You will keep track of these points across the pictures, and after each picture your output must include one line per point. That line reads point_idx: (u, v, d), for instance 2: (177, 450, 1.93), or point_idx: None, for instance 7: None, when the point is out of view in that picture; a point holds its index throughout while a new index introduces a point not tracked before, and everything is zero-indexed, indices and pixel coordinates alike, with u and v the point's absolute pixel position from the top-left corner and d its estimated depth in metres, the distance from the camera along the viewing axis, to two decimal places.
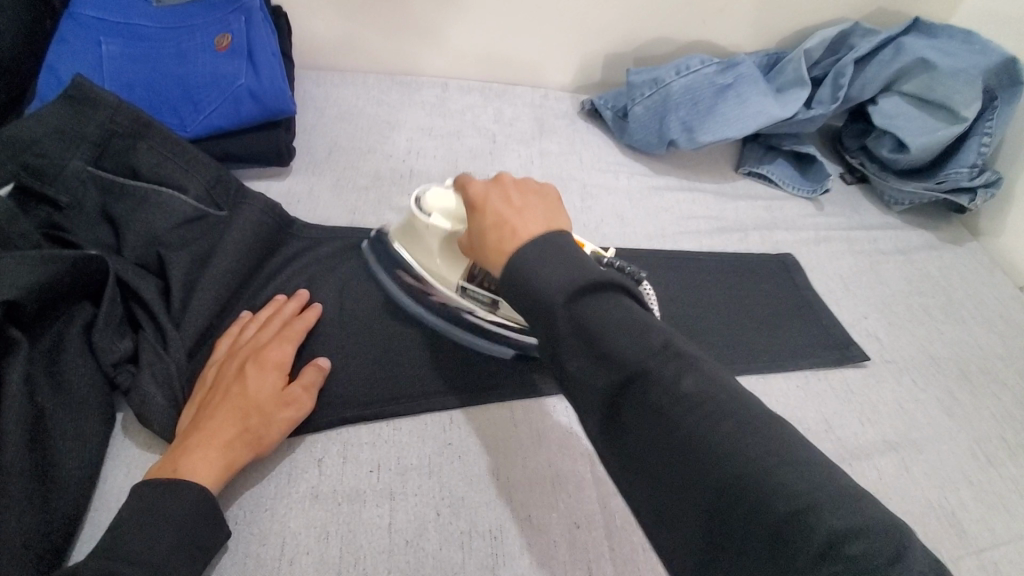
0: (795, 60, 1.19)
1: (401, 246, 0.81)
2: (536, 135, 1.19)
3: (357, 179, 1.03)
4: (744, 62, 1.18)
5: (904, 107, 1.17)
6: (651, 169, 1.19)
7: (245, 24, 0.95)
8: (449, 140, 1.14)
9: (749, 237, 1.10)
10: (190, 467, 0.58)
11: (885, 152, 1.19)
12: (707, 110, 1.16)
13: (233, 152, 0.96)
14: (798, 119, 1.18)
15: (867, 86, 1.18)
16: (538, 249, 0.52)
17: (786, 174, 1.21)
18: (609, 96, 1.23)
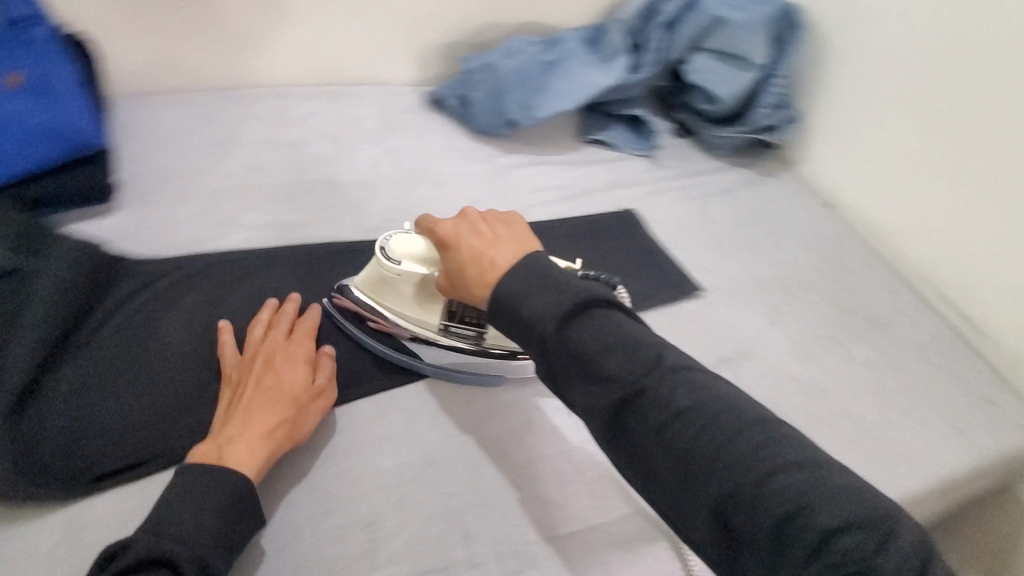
0: (611, 32, 1.29)
1: (372, 298, 0.81)
2: (381, 133, 1.20)
3: (193, 204, 1.00)
4: (568, 40, 1.28)
5: (710, 53, 1.31)
6: (499, 149, 1.24)
7: (35, 58, 0.88)
8: (291, 150, 1.13)
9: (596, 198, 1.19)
10: (237, 454, 0.64)
11: (703, 100, 1.33)
12: (547, 82, 1.22)
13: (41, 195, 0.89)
14: (625, 83, 1.27)
15: (683, 41, 1.30)
16: (518, 278, 0.60)
17: (621, 136, 1.31)
18: (448, 85, 1.28)
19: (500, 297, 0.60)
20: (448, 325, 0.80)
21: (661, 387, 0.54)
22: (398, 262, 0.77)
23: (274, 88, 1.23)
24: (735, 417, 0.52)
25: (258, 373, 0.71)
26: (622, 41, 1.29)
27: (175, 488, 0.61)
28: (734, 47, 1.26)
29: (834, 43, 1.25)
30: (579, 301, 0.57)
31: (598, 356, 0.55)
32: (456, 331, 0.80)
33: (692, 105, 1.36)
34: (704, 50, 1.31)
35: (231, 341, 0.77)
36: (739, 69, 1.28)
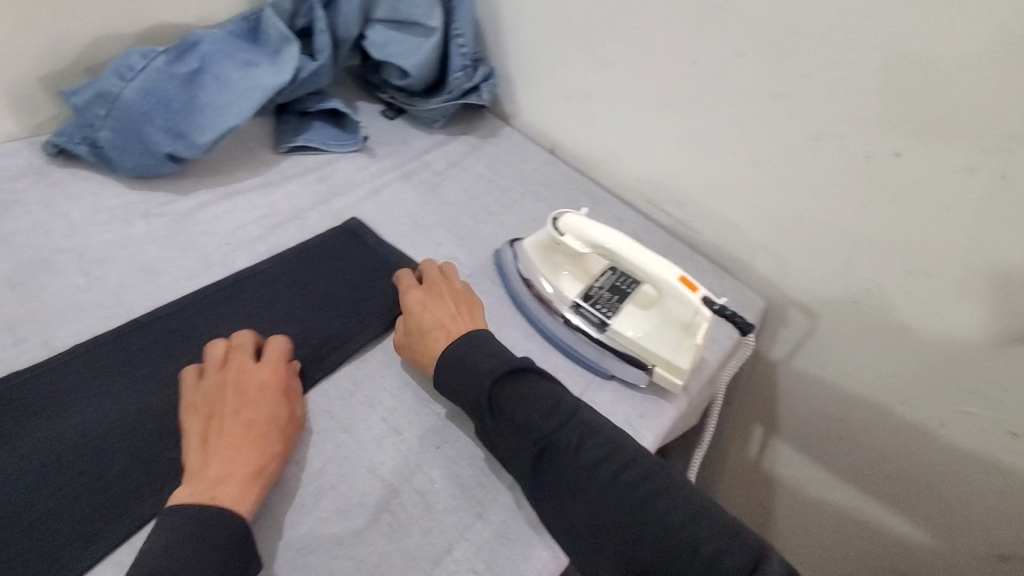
0: (269, 13, 0.80)
1: (538, 259, 0.65)
2: (330, 141, 0.83)
3: (226, 226, 0.70)
4: (203, 38, 0.74)
5: (461, 40, 0.85)
6: (359, 165, 0.83)
7: (138, 86, 0.68)
8: (248, 158, 0.79)
9: (379, 141, 0.87)
10: (230, 488, 0.45)
11: (457, 81, 0.87)
12: (185, 107, 0.71)
13: (72, 216, 0.67)
14: (306, 76, 0.81)
15: (418, 9, 0.82)
16: (516, 391, 0.52)
17: (324, 133, 0.84)
18: (69, 123, 0.71)
19: (469, 375, 0.53)
20: (580, 304, 0.62)
21: (627, 494, 0.47)
22: (563, 233, 0.61)
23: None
24: (716, 515, 0.46)
25: (226, 399, 0.50)
26: (391, 44, 0.85)
27: (154, 549, 0.42)
28: (568, 68, 0.85)
29: (665, 128, 0.79)
30: (522, 368, 0.53)
31: (577, 477, 0.48)
32: (586, 312, 0.61)
33: (448, 77, 0.88)
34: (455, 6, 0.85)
35: (190, 376, 0.52)
36: (548, 41, 0.85)
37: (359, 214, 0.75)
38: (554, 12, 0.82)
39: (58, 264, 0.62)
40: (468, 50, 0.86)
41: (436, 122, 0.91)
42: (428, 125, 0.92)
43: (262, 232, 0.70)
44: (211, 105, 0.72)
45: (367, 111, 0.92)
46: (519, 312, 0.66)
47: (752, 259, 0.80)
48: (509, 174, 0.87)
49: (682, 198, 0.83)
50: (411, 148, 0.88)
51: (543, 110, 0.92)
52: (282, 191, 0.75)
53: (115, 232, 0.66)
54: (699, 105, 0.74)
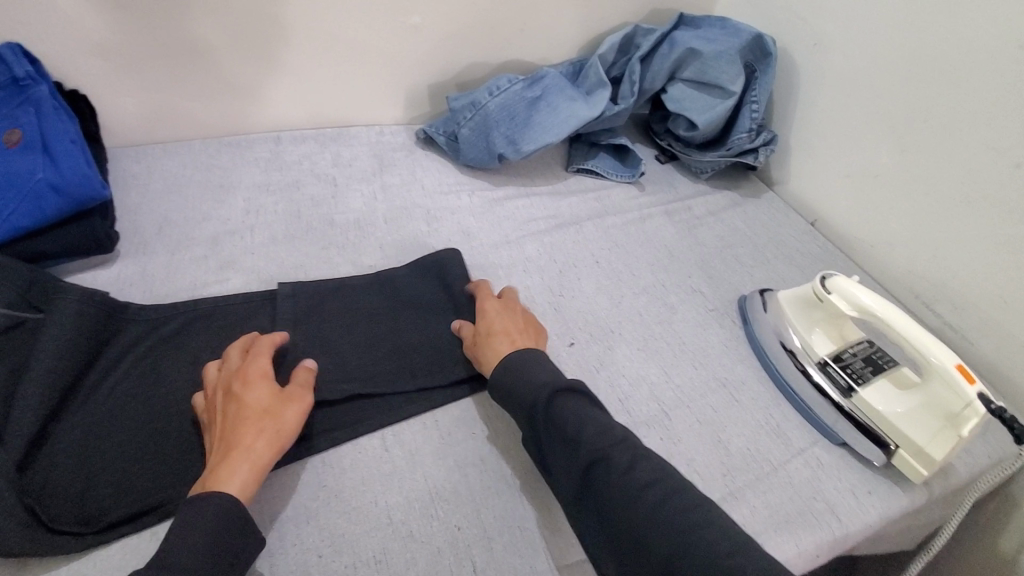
0: (595, 62, 0.98)
1: (791, 310, 0.68)
2: (611, 170, 0.98)
3: (521, 216, 0.87)
4: (548, 74, 0.95)
5: (755, 106, 0.93)
6: (631, 193, 0.95)
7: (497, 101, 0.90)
8: (546, 169, 0.97)
9: (651, 179, 0.99)
10: (234, 476, 0.49)
11: (739, 140, 0.95)
12: (521, 122, 0.91)
13: (424, 182, 0.91)
14: (609, 115, 0.97)
15: (724, 75, 0.92)
16: (567, 408, 0.55)
17: (607, 163, 0.98)
18: (440, 119, 0.96)
19: (526, 384, 0.57)
20: (829, 364, 0.64)
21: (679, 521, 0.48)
22: (830, 292, 0.63)
23: (274, 133, 0.94)
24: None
25: (221, 403, 0.54)
26: (688, 100, 0.96)
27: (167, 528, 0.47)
28: (861, 148, 0.86)
29: (962, 223, 0.76)
30: (566, 387, 0.56)
31: (622, 497, 0.50)
32: (833, 372, 0.63)
33: (731, 136, 0.96)
34: (758, 77, 0.93)
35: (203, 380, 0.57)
36: (846, 121, 0.88)
37: (624, 232, 0.87)
38: (863, 94, 0.85)
39: (412, 213, 0.85)
40: (759, 116, 0.93)
41: (703, 173, 0.99)
42: (696, 174, 1.00)
43: (547, 226, 0.86)
44: (539, 124, 0.91)
45: (645, 152, 1.04)
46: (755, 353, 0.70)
47: None
48: (765, 233, 0.91)
49: (959, 298, 0.78)
50: (677, 189, 0.97)
51: (817, 183, 0.94)
52: (566, 201, 0.91)
53: (449, 200, 0.88)
54: (1017, 207, 0.70)
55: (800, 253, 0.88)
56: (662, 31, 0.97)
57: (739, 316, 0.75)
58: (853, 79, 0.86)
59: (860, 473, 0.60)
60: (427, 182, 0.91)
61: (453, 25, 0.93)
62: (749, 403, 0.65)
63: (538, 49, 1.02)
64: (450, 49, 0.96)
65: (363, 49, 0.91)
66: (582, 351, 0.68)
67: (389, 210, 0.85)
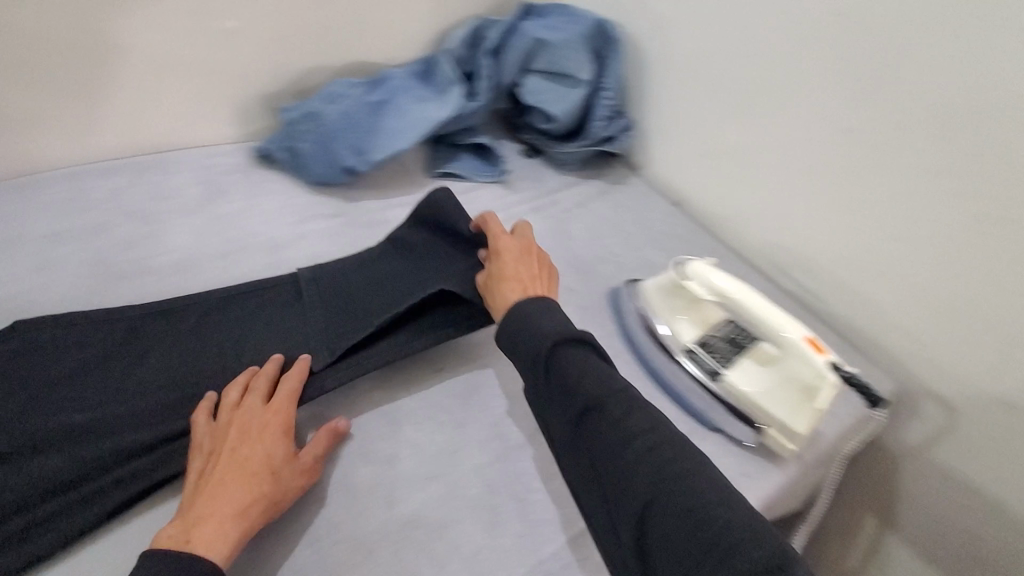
0: (443, 58, 0.92)
1: (656, 301, 0.67)
2: (475, 171, 0.93)
3: (380, 231, 0.80)
4: (391, 76, 0.88)
5: (607, 93, 0.92)
6: (498, 194, 0.91)
7: (338, 109, 0.82)
8: (406, 176, 0.90)
9: (517, 176, 0.95)
10: (204, 534, 0.47)
11: (597, 129, 0.94)
12: (367, 129, 0.83)
13: (265, 206, 0.81)
14: (464, 114, 0.92)
15: (573, 64, 0.91)
16: (573, 356, 0.55)
17: (471, 164, 0.94)
18: (277, 134, 0.86)
19: (533, 335, 0.56)
20: (694, 350, 0.64)
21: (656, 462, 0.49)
22: (688, 278, 0.63)
23: (72, 167, 0.79)
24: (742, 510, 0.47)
25: (230, 441, 0.53)
26: (542, 92, 0.93)
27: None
28: (710, 126, 0.88)
29: (802, 192, 0.79)
30: (578, 335, 0.56)
31: (615, 437, 0.51)
32: (699, 358, 0.63)
33: (589, 125, 0.95)
34: (607, 64, 0.93)
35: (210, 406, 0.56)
36: (692, 101, 0.89)
37: None
38: (704, 74, 0.86)
39: (251, 244, 0.75)
40: (613, 101, 0.93)
41: (569, 165, 0.97)
42: (561, 166, 0.98)
43: None
44: (389, 130, 0.84)
45: (510, 148, 1.01)
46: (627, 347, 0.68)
47: (883, 334, 0.76)
48: (632, 219, 0.91)
49: (808, 262, 0.82)
50: (545, 183, 0.95)
51: (677, 163, 0.96)
52: (427, 209, 0.85)
53: (296, 224, 0.79)
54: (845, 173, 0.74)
55: (667, 235, 0.89)
56: (507, 22, 0.94)
57: (612, 308, 0.73)
58: (694, 61, 0.87)
59: (735, 455, 0.60)
60: (270, 205, 0.81)
61: (276, 28, 0.84)
62: None
63: (381, 49, 0.94)
64: (279, 55, 0.86)
65: (169, 62, 0.79)
66: None
67: (225, 243, 0.75)
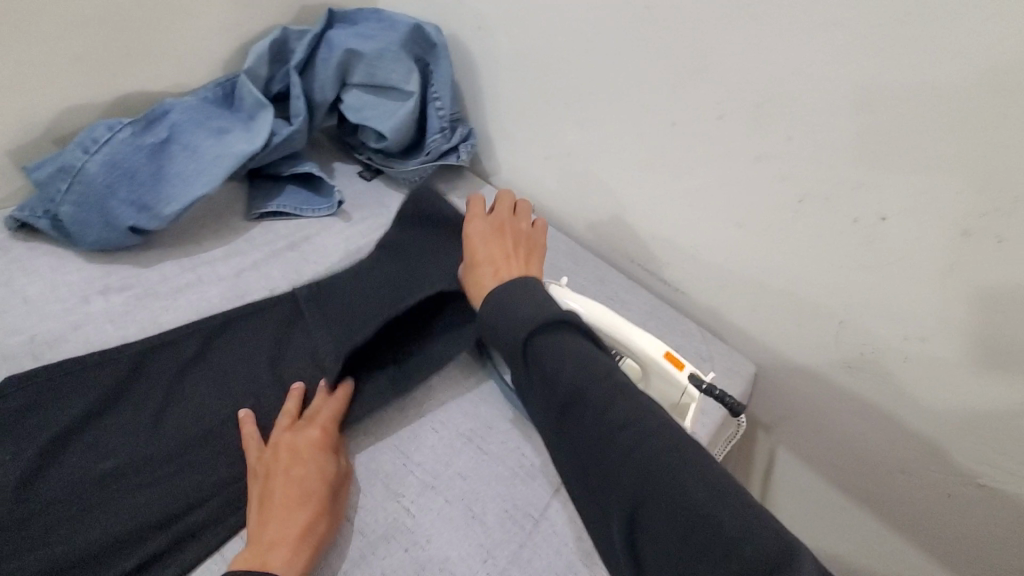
0: (242, 81, 0.79)
1: None
2: (305, 206, 0.81)
3: (190, 298, 0.67)
4: (175, 107, 0.73)
5: (439, 103, 0.85)
6: (336, 229, 0.81)
7: (105, 158, 0.66)
8: (219, 224, 0.76)
9: (357, 204, 0.85)
10: (278, 557, 0.46)
11: (435, 142, 0.86)
12: (151, 179, 0.69)
13: (26, 293, 0.64)
14: (279, 142, 0.79)
15: (395, 74, 0.82)
16: (550, 342, 0.50)
17: (299, 199, 0.82)
18: (33, 196, 0.68)
19: (508, 325, 0.52)
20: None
21: (643, 450, 0.44)
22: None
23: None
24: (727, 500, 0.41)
25: (280, 467, 0.51)
26: (367, 108, 0.83)
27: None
28: (550, 128, 0.84)
29: (647, 188, 0.78)
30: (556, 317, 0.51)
31: (600, 434, 0.46)
32: None
33: (426, 139, 0.87)
34: (433, 71, 0.85)
35: (254, 434, 0.54)
36: (530, 104, 0.84)
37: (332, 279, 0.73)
38: (535, 74, 0.81)
39: (12, 348, 0.59)
40: (447, 111, 0.85)
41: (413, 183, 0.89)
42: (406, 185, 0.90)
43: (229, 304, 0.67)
44: (180, 175, 0.70)
45: (346, 172, 0.90)
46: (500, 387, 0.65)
47: (741, 314, 0.78)
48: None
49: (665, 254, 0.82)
50: (389, 208, 0.86)
51: (526, 167, 0.91)
52: (250, 261, 0.72)
53: (75, 310, 0.63)
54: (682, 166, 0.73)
55: None
56: (313, 32, 0.82)
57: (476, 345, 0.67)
58: (522, 61, 0.82)
59: None
60: (34, 290, 0.64)
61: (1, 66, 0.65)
62: None
63: (162, 76, 0.79)
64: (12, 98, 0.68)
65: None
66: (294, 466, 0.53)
67: None
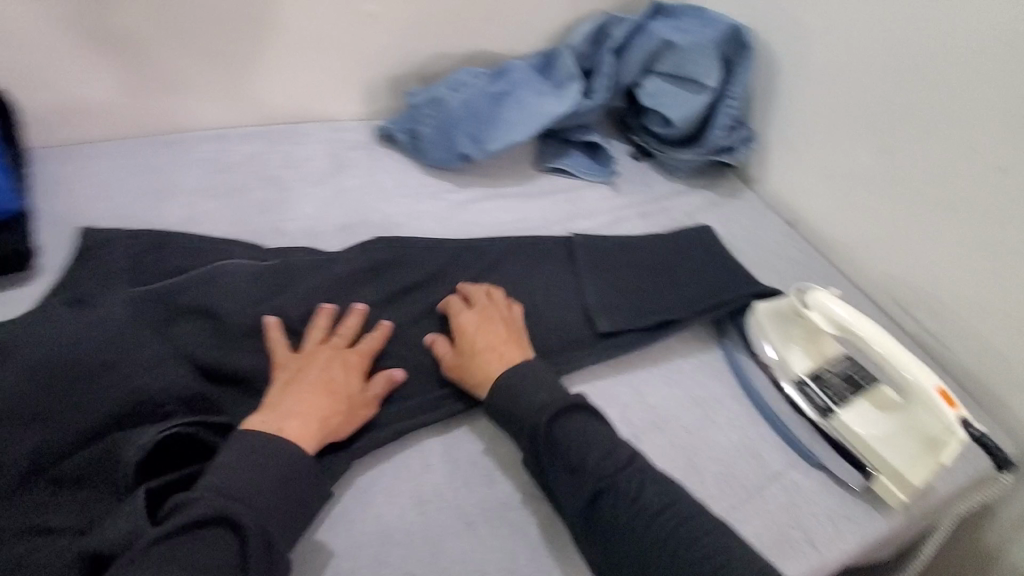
0: (564, 53, 0.92)
1: (769, 326, 0.65)
2: (584, 169, 0.92)
3: (488, 220, 0.82)
4: (514, 68, 0.89)
5: (732, 102, 0.89)
6: (605, 194, 0.90)
7: (462, 98, 0.85)
8: (515, 168, 0.91)
9: (625, 178, 0.94)
10: (295, 430, 0.53)
11: (716, 137, 0.91)
12: (487, 120, 0.85)
13: (383, 185, 0.85)
14: (579, 111, 0.91)
15: (700, 68, 0.88)
16: (574, 427, 0.55)
17: (580, 162, 0.93)
18: (400, 115, 0.90)
19: (529, 403, 0.57)
20: (806, 383, 0.62)
21: (670, 539, 0.49)
22: (809, 307, 0.61)
23: (221, 130, 0.87)
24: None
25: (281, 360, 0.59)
26: (662, 95, 0.91)
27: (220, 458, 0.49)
28: (841, 148, 0.84)
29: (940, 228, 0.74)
30: (574, 401, 0.57)
31: (634, 519, 0.50)
32: (810, 392, 0.61)
33: (707, 133, 0.92)
34: (735, 71, 0.90)
35: (355, 324, 0.63)
36: (826, 119, 0.85)
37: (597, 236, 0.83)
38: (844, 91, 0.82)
39: (369, 220, 0.79)
40: (736, 111, 0.90)
41: (680, 173, 0.95)
42: (671, 172, 0.96)
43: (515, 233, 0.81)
44: (508, 121, 0.86)
45: (620, 148, 0.99)
46: (732, 368, 0.67)
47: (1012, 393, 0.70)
48: (743, 235, 0.88)
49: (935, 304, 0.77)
50: (653, 188, 0.93)
51: (797, 181, 0.91)
52: (536, 203, 0.86)
53: (411, 206, 0.82)
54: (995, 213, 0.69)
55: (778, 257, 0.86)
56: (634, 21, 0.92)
57: (716, 328, 0.71)
58: (834, 76, 0.83)
59: (837, 495, 0.58)
60: (387, 184, 0.85)
61: (411, 13, 0.87)
62: (726, 427, 0.61)
63: (505, 38, 0.95)
64: (412, 41, 0.90)
65: (314, 39, 0.84)
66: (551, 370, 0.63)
67: (346, 216, 0.79)
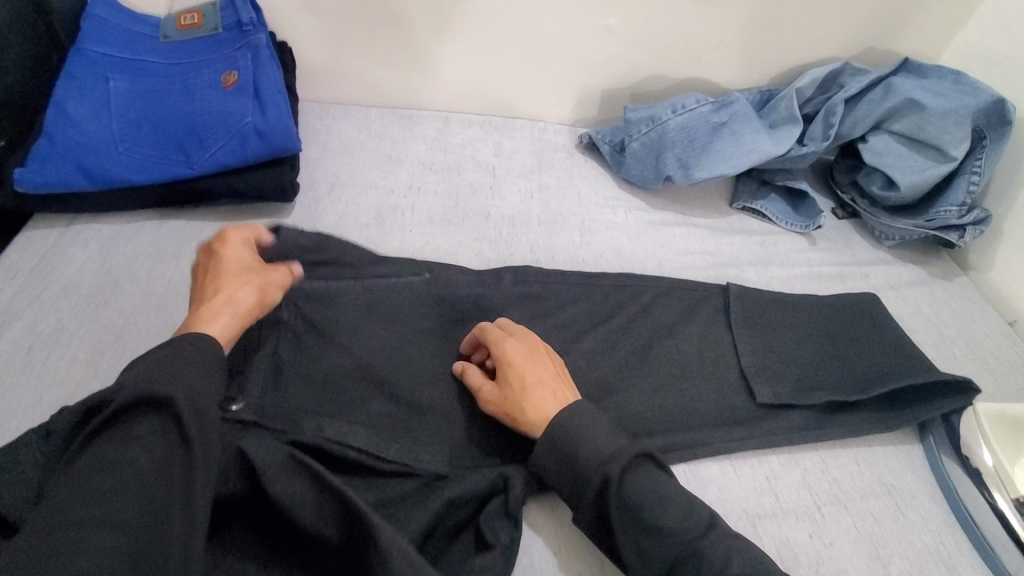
0: (791, 94, 0.88)
1: (993, 434, 0.59)
2: (785, 217, 0.89)
3: (678, 246, 0.82)
4: (738, 100, 0.87)
5: (975, 178, 0.81)
6: (801, 245, 0.86)
7: (677, 123, 0.85)
8: (709, 201, 0.90)
9: (825, 234, 0.89)
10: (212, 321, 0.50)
11: (944, 213, 0.83)
12: (699, 149, 0.85)
13: (579, 189, 0.88)
14: (793, 156, 0.87)
15: (947, 136, 0.81)
16: (643, 481, 0.50)
17: (779, 208, 0.89)
18: (608, 127, 0.92)
19: (588, 456, 0.50)
20: None
21: None
22: None
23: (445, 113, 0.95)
24: None
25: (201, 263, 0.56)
26: (893, 155, 0.85)
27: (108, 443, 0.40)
28: None
29: None
30: (631, 453, 0.50)
31: None
32: None
33: (936, 207, 0.85)
34: (986, 147, 0.81)
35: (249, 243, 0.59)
36: None
37: (787, 288, 0.80)
38: None
39: (566, 221, 0.82)
40: (977, 190, 0.81)
41: (887, 241, 0.88)
42: (877, 239, 0.89)
43: (707, 266, 0.80)
44: (718, 154, 0.85)
45: (824, 202, 0.94)
46: (930, 467, 0.61)
47: None
48: (954, 323, 0.80)
49: None
50: (856, 250, 0.88)
51: None
52: (727, 240, 0.84)
53: (605, 215, 0.85)
54: None
55: (991, 358, 0.77)
56: (879, 73, 0.86)
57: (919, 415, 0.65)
58: None
59: None
60: (585, 190, 0.88)
61: (644, 33, 0.89)
62: (918, 525, 0.56)
63: (727, 69, 0.94)
64: (634, 58, 0.92)
65: (547, 42, 0.89)
66: (732, 413, 0.62)
67: (546, 211, 0.83)
